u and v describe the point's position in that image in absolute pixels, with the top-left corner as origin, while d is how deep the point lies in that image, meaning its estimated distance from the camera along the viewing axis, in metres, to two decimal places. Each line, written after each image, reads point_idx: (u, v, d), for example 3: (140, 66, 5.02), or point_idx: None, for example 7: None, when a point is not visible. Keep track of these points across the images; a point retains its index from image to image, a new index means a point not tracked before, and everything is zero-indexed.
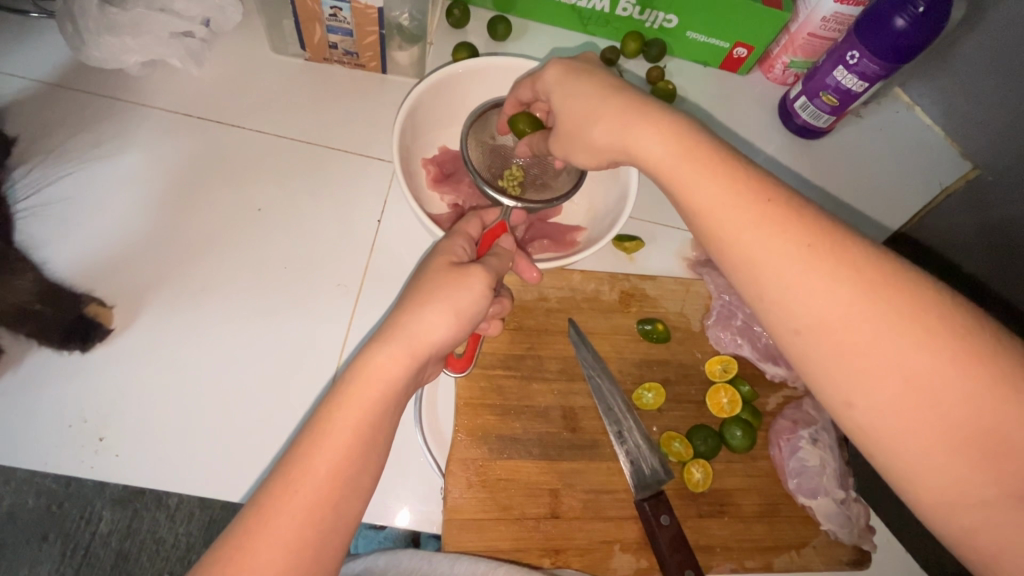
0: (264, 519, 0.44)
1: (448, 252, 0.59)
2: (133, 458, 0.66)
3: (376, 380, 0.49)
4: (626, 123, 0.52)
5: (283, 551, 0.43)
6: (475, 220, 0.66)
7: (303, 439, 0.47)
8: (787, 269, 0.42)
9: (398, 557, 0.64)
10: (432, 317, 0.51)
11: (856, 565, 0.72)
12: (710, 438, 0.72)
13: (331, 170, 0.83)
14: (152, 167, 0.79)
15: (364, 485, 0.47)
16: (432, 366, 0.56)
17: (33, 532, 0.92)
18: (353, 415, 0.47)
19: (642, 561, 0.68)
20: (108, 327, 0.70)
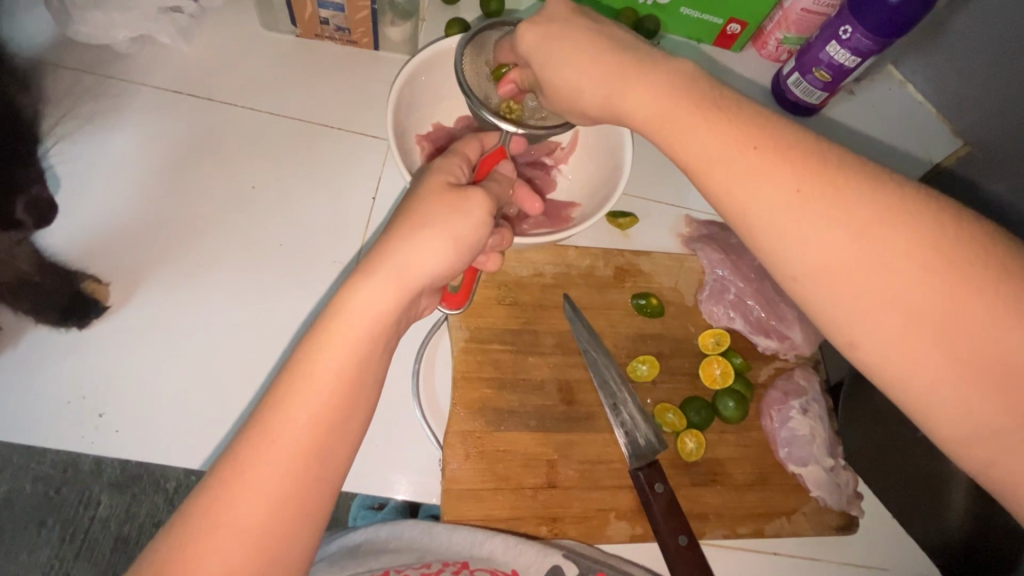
0: (273, 422, 0.48)
1: (447, 172, 0.62)
2: (133, 433, 0.66)
3: (375, 301, 0.52)
4: (618, 88, 0.52)
5: (291, 451, 0.47)
6: (475, 143, 0.70)
7: (300, 361, 0.50)
8: (784, 226, 0.43)
9: (399, 528, 0.66)
10: (430, 242, 0.54)
11: (844, 531, 0.74)
12: (703, 409, 0.74)
13: (324, 147, 0.83)
14: (143, 143, 0.78)
15: (366, 398, 0.52)
16: (428, 293, 0.59)
17: (31, 518, 0.93)
18: (353, 330, 0.51)
19: (637, 529, 0.70)
20: (105, 305, 0.70)
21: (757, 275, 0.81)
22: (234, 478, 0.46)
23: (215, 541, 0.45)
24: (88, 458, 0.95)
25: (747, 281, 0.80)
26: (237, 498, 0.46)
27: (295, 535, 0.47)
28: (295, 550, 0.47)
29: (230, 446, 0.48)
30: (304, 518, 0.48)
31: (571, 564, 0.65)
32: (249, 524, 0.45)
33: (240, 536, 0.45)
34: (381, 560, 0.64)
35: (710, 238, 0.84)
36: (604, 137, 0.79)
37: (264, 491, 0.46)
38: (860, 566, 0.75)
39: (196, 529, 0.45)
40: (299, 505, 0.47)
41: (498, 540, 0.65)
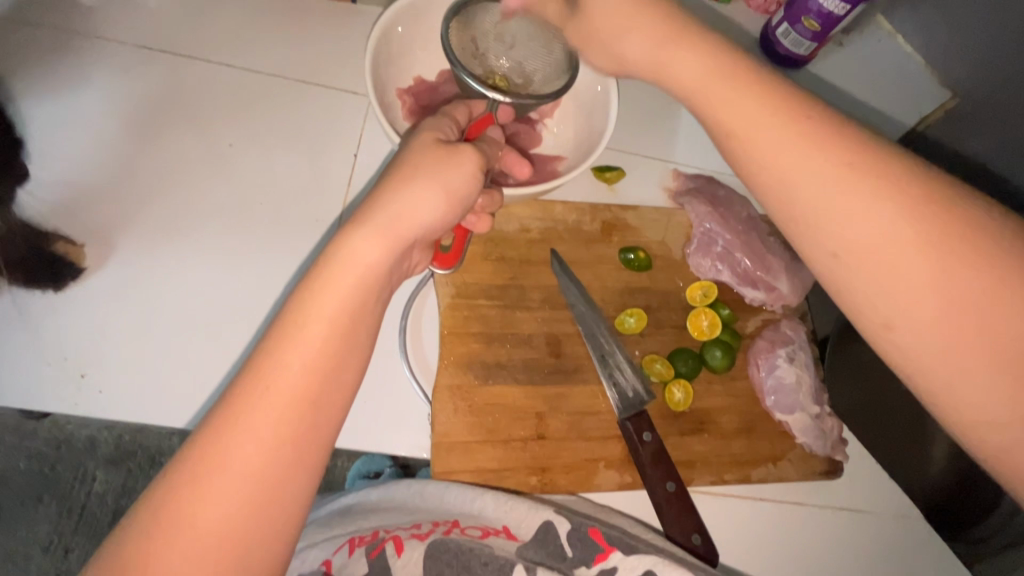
0: (268, 369, 0.45)
1: (436, 128, 0.60)
2: (116, 393, 0.65)
3: (369, 248, 0.50)
4: (657, 43, 0.53)
5: (288, 399, 0.45)
6: (463, 110, 0.68)
7: (291, 312, 0.48)
8: (828, 202, 0.45)
9: (392, 490, 0.64)
10: (423, 190, 0.53)
11: (828, 476, 0.76)
12: (690, 360, 0.74)
13: (302, 104, 0.81)
14: (113, 101, 0.76)
15: (361, 350, 0.50)
16: (419, 246, 0.57)
17: (28, 494, 0.90)
18: (348, 278, 0.49)
19: (626, 478, 0.70)
20: (80, 266, 0.68)
21: (744, 226, 0.81)
22: (226, 431, 0.43)
23: (210, 492, 0.42)
24: (79, 435, 0.89)
25: (734, 233, 0.80)
26: (233, 447, 0.43)
27: (292, 487, 0.45)
28: (292, 502, 0.45)
29: (223, 395, 0.45)
30: (301, 470, 0.45)
31: (563, 520, 0.62)
32: (245, 472, 0.43)
33: (235, 486, 0.43)
34: (371, 519, 0.62)
35: (698, 192, 0.83)
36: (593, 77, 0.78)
37: (260, 441, 0.44)
38: (844, 510, 0.76)
39: (190, 478, 0.42)
40: (297, 457, 0.45)
41: (488, 497, 0.64)
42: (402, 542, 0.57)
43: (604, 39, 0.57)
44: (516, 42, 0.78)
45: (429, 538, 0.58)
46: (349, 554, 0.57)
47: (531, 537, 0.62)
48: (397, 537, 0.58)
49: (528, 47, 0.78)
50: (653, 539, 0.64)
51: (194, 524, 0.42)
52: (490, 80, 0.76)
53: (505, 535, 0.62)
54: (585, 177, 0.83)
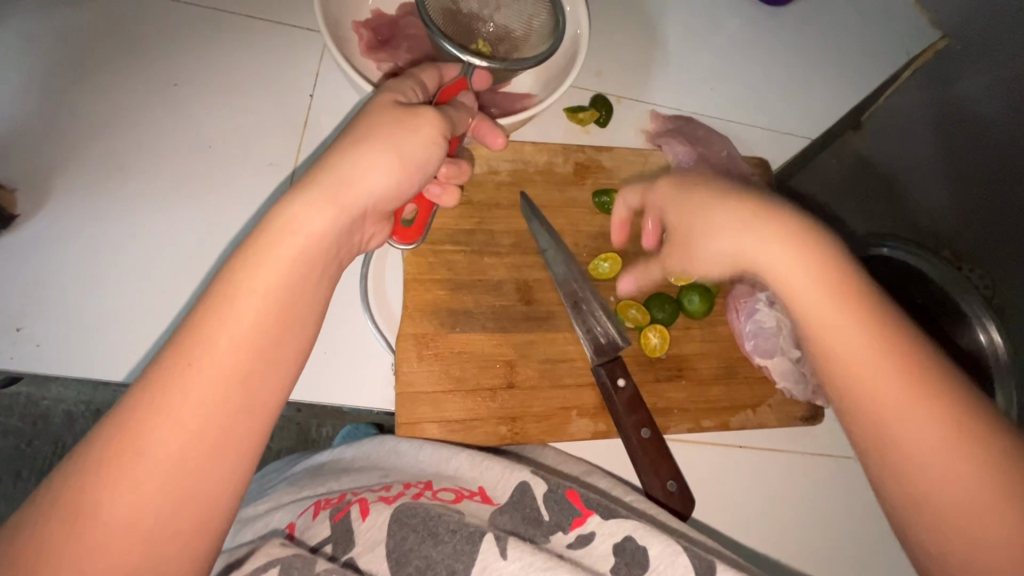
0: (195, 342, 0.41)
1: (395, 91, 0.56)
2: (56, 347, 0.61)
3: (312, 217, 0.47)
4: (757, 243, 0.47)
5: (218, 374, 0.41)
6: (433, 71, 0.63)
7: (225, 279, 0.44)
8: (901, 418, 0.42)
9: (366, 448, 0.63)
10: (374, 156, 0.50)
11: (809, 421, 0.74)
12: (667, 305, 0.71)
13: (253, 40, 0.75)
14: (41, 38, 0.70)
15: (301, 327, 0.46)
16: (372, 218, 0.54)
17: (7, 471, 1.01)
18: (287, 249, 0.46)
19: (599, 425, 0.68)
20: (12, 213, 0.63)
21: (721, 166, 0.77)
22: (149, 401, 0.39)
23: (127, 472, 0.37)
24: (56, 411, 1.03)
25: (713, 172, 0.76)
26: (154, 423, 0.39)
27: (221, 470, 0.40)
28: (219, 487, 0.40)
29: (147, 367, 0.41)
30: (231, 452, 0.41)
31: (540, 481, 0.57)
32: (166, 452, 0.38)
33: (154, 465, 0.38)
34: (343, 482, 0.57)
35: (676, 131, 0.80)
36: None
37: (185, 418, 0.39)
38: (824, 455, 0.74)
39: (101, 457, 0.37)
40: (226, 437, 0.41)
41: (463, 457, 0.61)
42: (368, 505, 0.51)
43: (704, 231, 0.50)
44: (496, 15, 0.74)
45: (397, 502, 0.51)
46: (314, 517, 0.52)
47: (507, 499, 0.56)
48: (364, 500, 0.52)
49: (506, 19, 0.74)
50: (637, 503, 0.60)
51: (105, 505, 0.37)
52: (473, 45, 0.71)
53: (480, 498, 0.56)
54: (558, 117, 0.79)
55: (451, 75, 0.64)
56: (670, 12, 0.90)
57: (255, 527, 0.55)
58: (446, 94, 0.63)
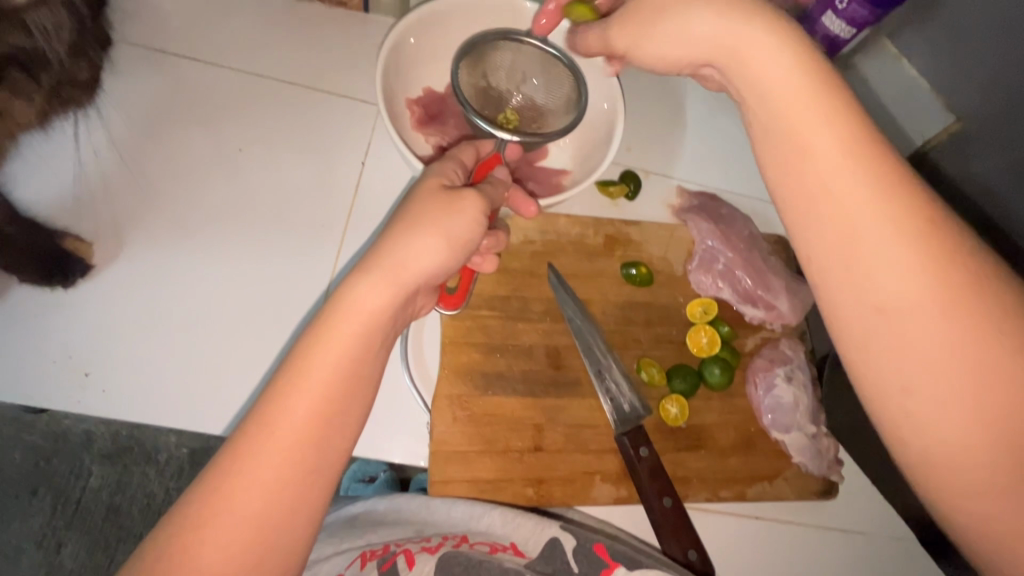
0: (271, 418, 0.45)
1: (440, 174, 0.60)
2: (120, 393, 0.66)
3: (372, 297, 0.49)
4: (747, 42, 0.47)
5: (290, 448, 0.44)
6: (470, 149, 0.68)
7: (294, 360, 0.47)
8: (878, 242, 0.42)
9: (398, 504, 0.66)
10: (428, 239, 0.52)
11: (823, 496, 0.77)
12: (688, 377, 0.75)
13: (313, 111, 0.82)
14: (129, 105, 0.77)
15: (365, 397, 0.49)
16: (423, 292, 0.56)
17: (22, 487, 1.01)
18: (351, 327, 0.48)
19: (621, 492, 0.71)
20: (88, 263, 0.69)
21: (745, 245, 0.82)
22: (229, 474, 0.43)
23: (209, 538, 0.42)
24: (76, 430, 1.03)
25: (736, 251, 0.81)
26: (236, 490, 0.43)
27: (294, 532, 0.45)
28: (292, 548, 0.44)
29: (225, 442, 0.45)
30: (300, 515, 0.45)
31: (569, 537, 0.63)
32: (245, 521, 0.43)
33: (237, 532, 0.42)
34: (379, 533, 0.63)
35: (700, 209, 0.84)
36: (599, 93, 0.79)
37: (262, 489, 0.43)
38: (831, 528, 0.78)
39: (192, 521, 0.42)
40: (298, 505, 0.45)
41: (496, 513, 0.65)
42: (413, 555, 0.58)
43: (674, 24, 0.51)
44: (528, 79, 0.82)
45: (439, 552, 0.59)
46: (362, 568, 0.58)
47: (537, 554, 0.62)
48: (409, 551, 0.59)
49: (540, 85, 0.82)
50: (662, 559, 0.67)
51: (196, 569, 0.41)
52: (501, 116, 0.81)
53: (512, 552, 0.63)
54: (590, 191, 0.84)
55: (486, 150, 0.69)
56: (698, 91, 0.95)
57: None
58: (482, 168, 0.68)
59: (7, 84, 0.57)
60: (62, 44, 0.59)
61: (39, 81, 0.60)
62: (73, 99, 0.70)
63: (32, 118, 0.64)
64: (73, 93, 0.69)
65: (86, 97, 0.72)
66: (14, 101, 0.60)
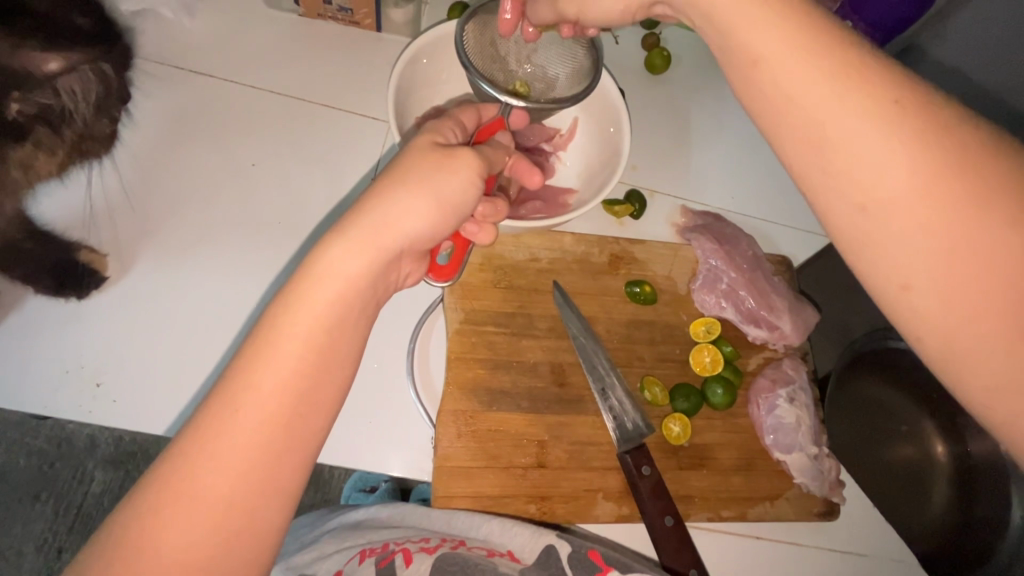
0: (243, 387, 0.45)
1: (436, 133, 0.60)
2: (130, 404, 0.67)
3: (350, 260, 0.49)
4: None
5: (262, 418, 0.45)
6: (472, 112, 0.68)
7: (266, 328, 0.47)
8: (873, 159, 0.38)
9: (403, 510, 0.68)
10: (411, 199, 0.52)
11: (824, 516, 0.77)
12: (691, 396, 0.75)
13: (324, 127, 0.83)
14: (143, 118, 0.78)
15: (341, 366, 0.49)
16: (408, 258, 0.55)
17: (26, 491, 1.02)
18: (327, 291, 0.48)
19: (623, 510, 0.72)
20: (103, 275, 0.71)
21: (749, 265, 0.82)
22: (200, 445, 0.44)
23: (178, 514, 0.42)
24: (81, 434, 1.04)
25: (739, 271, 0.81)
26: (206, 461, 0.43)
27: (268, 508, 0.45)
28: (269, 522, 0.45)
29: (196, 413, 0.45)
30: (273, 490, 0.45)
31: (564, 543, 0.63)
32: (216, 494, 0.43)
33: (206, 506, 0.42)
34: (381, 533, 0.64)
35: (704, 229, 0.85)
36: (605, 118, 0.81)
37: (233, 462, 0.43)
38: (833, 550, 0.78)
39: (161, 498, 0.42)
40: (269, 478, 0.45)
41: (493, 523, 0.66)
42: (411, 555, 0.59)
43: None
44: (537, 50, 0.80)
45: (436, 552, 0.59)
46: (360, 562, 0.59)
47: (533, 560, 0.62)
48: (407, 550, 0.59)
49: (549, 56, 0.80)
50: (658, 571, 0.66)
51: (160, 547, 0.41)
52: (510, 85, 0.78)
53: (508, 558, 0.62)
54: (595, 210, 0.85)
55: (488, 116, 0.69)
56: (704, 111, 0.96)
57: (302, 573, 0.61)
58: (483, 133, 0.68)
59: (32, 139, 0.61)
60: (84, 102, 0.65)
61: (64, 137, 0.65)
62: (94, 155, 0.72)
63: (52, 170, 0.67)
64: (94, 148, 0.71)
65: (105, 150, 0.73)
66: (39, 155, 0.63)
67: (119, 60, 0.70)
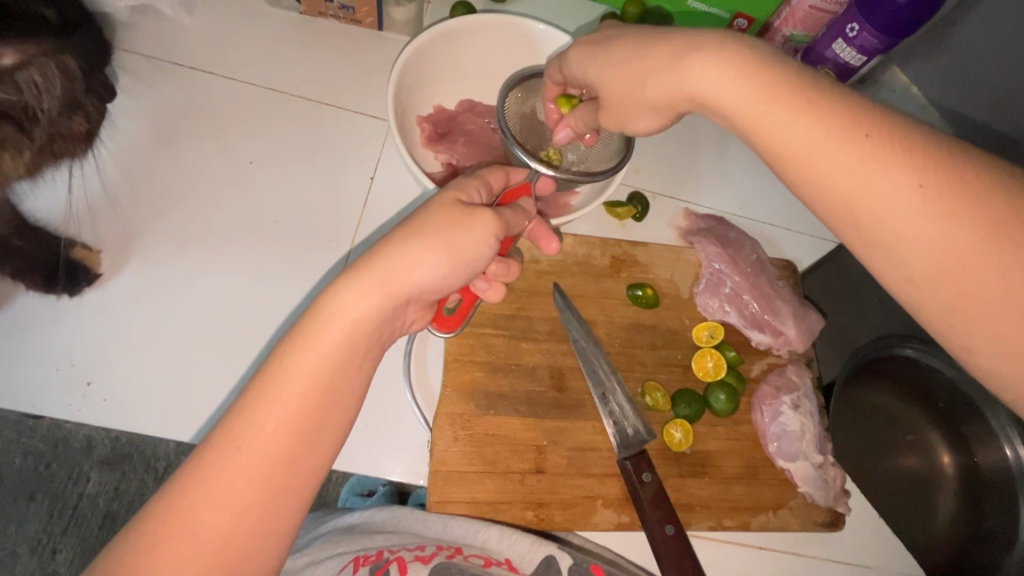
0: (242, 428, 0.44)
1: (460, 190, 0.56)
2: (120, 405, 0.66)
3: (359, 304, 0.48)
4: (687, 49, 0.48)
5: (262, 459, 0.43)
6: (500, 173, 0.63)
7: (271, 368, 0.46)
8: (885, 182, 0.40)
9: (399, 515, 0.66)
10: (427, 250, 0.50)
11: (829, 527, 0.75)
12: (694, 402, 0.74)
13: (322, 126, 0.82)
14: (140, 121, 0.77)
15: (344, 410, 0.48)
16: (416, 305, 0.54)
17: (21, 491, 1.00)
18: (333, 333, 0.47)
19: (623, 517, 0.70)
20: (97, 273, 0.70)
21: (753, 270, 0.81)
22: (197, 482, 0.42)
23: (169, 557, 0.40)
24: (78, 435, 1.03)
25: (743, 275, 0.80)
26: (203, 500, 0.42)
27: (262, 552, 0.43)
28: (262, 568, 0.43)
29: (196, 447, 0.44)
30: (267, 536, 0.43)
31: (565, 555, 0.63)
32: (210, 537, 0.41)
33: (199, 547, 0.41)
34: (375, 539, 0.62)
35: (708, 232, 0.84)
36: None
37: (230, 502, 0.42)
38: (839, 562, 0.76)
39: (153, 536, 0.41)
40: (267, 521, 0.43)
41: (491, 529, 0.64)
42: (405, 564, 0.57)
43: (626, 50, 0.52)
44: None
45: (432, 562, 0.58)
46: (353, 572, 0.57)
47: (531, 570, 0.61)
48: (401, 559, 0.58)
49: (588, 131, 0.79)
50: None
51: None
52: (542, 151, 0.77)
53: (506, 567, 0.61)
54: (597, 211, 0.84)
55: (517, 178, 0.65)
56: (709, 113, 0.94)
57: None
58: (508, 196, 0.64)
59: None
60: (54, 97, 0.59)
61: (32, 136, 0.59)
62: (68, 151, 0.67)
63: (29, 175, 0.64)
64: (67, 146, 0.66)
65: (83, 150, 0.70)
66: (2, 155, 0.57)
67: (89, 48, 0.64)
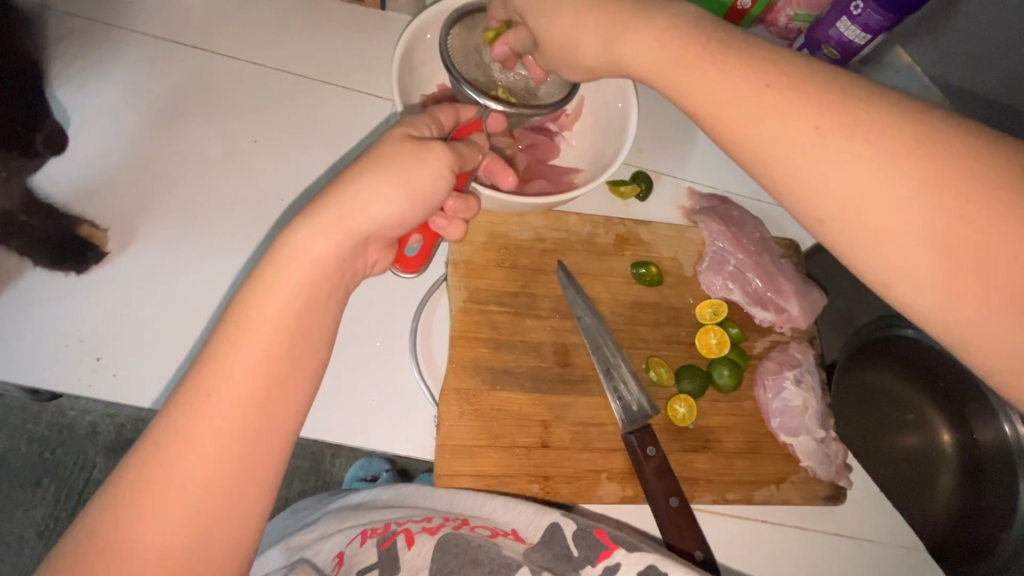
0: (210, 378, 0.44)
1: (410, 126, 0.56)
2: (130, 377, 0.67)
3: (314, 246, 0.48)
4: (691, 36, 0.48)
5: (233, 406, 0.44)
6: (451, 111, 0.65)
7: (232, 319, 0.46)
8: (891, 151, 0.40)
9: (405, 491, 0.67)
10: (379, 187, 0.50)
11: (831, 501, 0.76)
12: (696, 378, 0.75)
13: (324, 105, 0.82)
14: (143, 98, 0.77)
15: (314, 355, 0.49)
16: (376, 243, 0.54)
17: (28, 477, 1.01)
18: (294, 278, 0.47)
19: (627, 491, 0.71)
20: (102, 250, 0.70)
21: (756, 247, 0.81)
22: (173, 433, 0.43)
23: (157, 508, 0.42)
24: (82, 421, 1.04)
25: (747, 252, 0.80)
26: (182, 452, 0.42)
27: (244, 500, 0.44)
28: (244, 515, 0.44)
29: (169, 402, 0.45)
30: (254, 482, 0.44)
31: (570, 521, 0.63)
32: (191, 485, 0.42)
33: (179, 495, 0.42)
34: (383, 512, 0.63)
35: (711, 211, 0.84)
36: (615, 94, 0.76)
37: (207, 451, 0.43)
38: (845, 536, 0.77)
39: (135, 491, 0.42)
40: (248, 470, 0.44)
41: (497, 501, 0.65)
42: (413, 535, 0.59)
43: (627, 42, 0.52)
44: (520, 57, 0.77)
45: (439, 533, 0.59)
46: (362, 544, 0.59)
47: (538, 539, 0.62)
48: (409, 530, 0.59)
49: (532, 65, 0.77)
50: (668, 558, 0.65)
51: (137, 541, 0.41)
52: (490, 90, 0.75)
53: (512, 537, 0.62)
54: (601, 190, 0.84)
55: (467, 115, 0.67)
56: None
57: (305, 550, 0.61)
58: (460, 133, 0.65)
59: None
60: None
61: None
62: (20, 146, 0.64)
63: None
64: None
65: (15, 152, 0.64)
66: None
67: None
